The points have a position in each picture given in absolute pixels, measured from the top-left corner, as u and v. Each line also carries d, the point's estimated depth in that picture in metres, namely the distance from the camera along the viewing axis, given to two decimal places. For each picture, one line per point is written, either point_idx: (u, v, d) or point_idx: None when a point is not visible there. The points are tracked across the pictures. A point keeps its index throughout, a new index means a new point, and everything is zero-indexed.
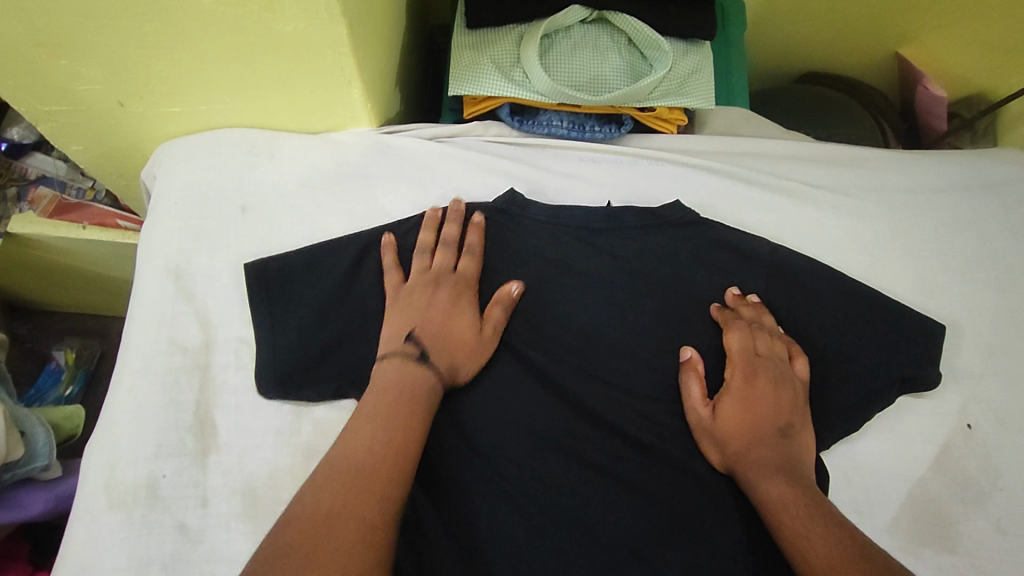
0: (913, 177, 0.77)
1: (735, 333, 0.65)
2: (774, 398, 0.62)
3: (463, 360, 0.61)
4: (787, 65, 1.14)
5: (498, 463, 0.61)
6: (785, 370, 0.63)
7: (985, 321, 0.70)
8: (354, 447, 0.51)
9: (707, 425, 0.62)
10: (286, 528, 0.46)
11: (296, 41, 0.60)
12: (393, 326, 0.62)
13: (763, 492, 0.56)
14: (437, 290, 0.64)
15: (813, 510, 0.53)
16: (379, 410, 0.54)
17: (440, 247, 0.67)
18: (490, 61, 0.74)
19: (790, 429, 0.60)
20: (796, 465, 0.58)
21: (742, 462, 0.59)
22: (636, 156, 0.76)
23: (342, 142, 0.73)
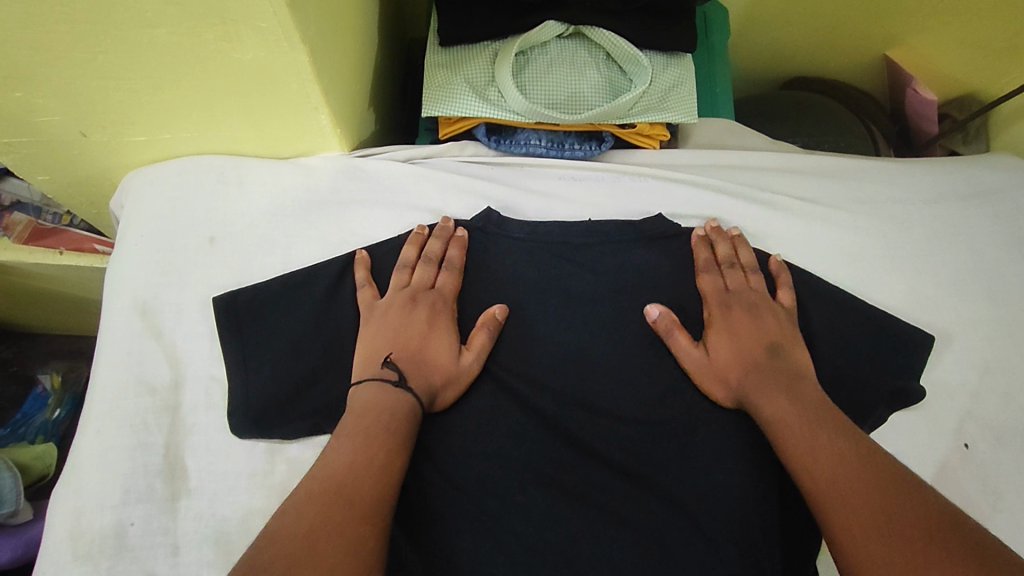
0: (903, 186, 0.75)
1: (705, 276, 0.66)
2: (755, 324, 0.63)
3: (444, 374, 0.60)
4: (774, 69, 1.12)
5: (480, 500, 0.59)
6: (761, 298, 0.65)
7: (980, 336, 0.68)
8: (340, 452, 0.51)
9: (703, 362, 0.61)
10: (267, 545, 0.44)
11: (259, 68, 0.58)
12: (372, 346, 0.60)
13: (772, 418, 0.57)
14: (416, 310, 0.62)
15: (825, 429, 0.54)
16: (363, 421, 0.54)
17: (420, 263, 0.65)
18: (464, 80, 0.72)
19: (779, 347, 0.61)
20: (795, 381, 0.59)
21: (742, 391, 0.59)
22: (616, 173, 0.73)
23: (314, 167, 0.71)
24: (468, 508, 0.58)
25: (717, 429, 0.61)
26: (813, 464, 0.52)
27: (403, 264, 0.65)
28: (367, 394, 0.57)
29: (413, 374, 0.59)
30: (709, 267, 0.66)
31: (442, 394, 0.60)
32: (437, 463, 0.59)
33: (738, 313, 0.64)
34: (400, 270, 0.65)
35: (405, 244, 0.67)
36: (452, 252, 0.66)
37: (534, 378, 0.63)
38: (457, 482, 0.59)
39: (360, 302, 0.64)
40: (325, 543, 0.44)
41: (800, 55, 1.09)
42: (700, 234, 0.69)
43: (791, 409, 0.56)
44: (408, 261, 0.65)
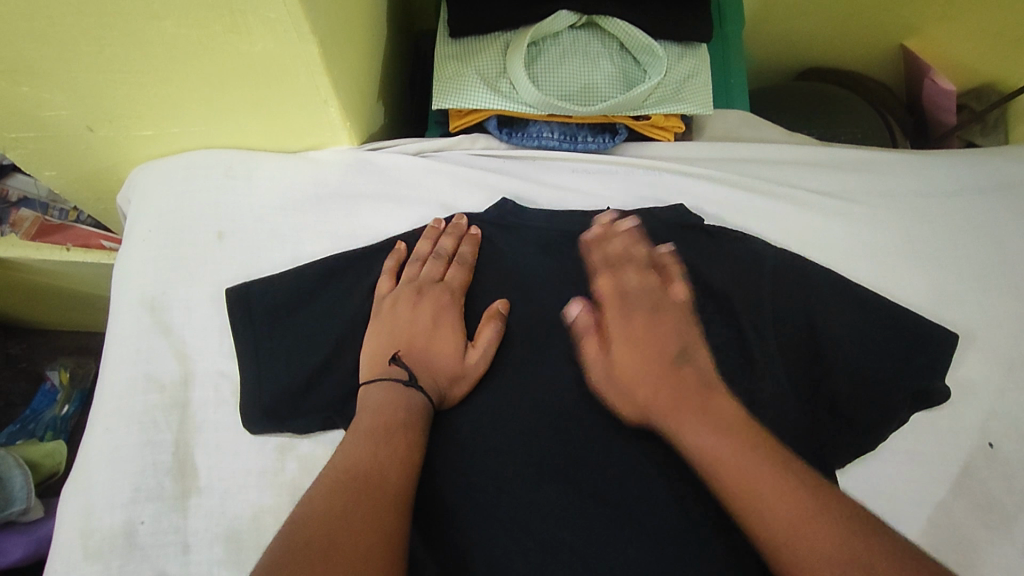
0: (925, 178, 0.73)
1: (602, 276, 0.63)
2: (637, 328, 0.61)
3: (454, 369, 0.59)
4: (788, 61, 1.11)
5: (493, 500, 0.57)
6: (658, 292, 0.63)
7: (1004, 331, 0.67)
8: (357, 443, 0.51)
9: (612, 369, 0.60)
10: (301, 529, 0.44)
11: (267, 61, 0.57)
12: (378, 346, 0.60)
13: (688, 439, 0.53)
14: (422, 304, 0.62)
15: (725, 439, 0.51)
16: (378, 415, 0.54)
17: (432, 258, 0.64)
18: (475, 72, 0.70)
19: (685, 356, 0.58)
20: (699, 397, 0.55)
21: (654, 413, 0.56)
22: (630, 165, 0.72)
23: (323, 161, 0.70)
24: (484, 507, 0.57)
25: None
26: (745, 494, 0.48)
27: (416, 257, 0.65)
28: (376, 394, 0.56)
29: (420, 371, 0.58)
30: (620, 270, 0.63)
31: (451, 392, 0.59)
32: (450, 463, 0.59)
33: (637, 325, 0.61)
34: (412, 263, 0.65)
35: (422, 237, 0.66)
36: (464, 248, 0.65)
37: (548, 375, 0.62)
38: (471, 481, 0.58)
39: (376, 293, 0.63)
40: (356, 528, 0.44)
41: (815, 45, 1.07)
42: (595, 236, 0.66)
43: (707, 436, 0.52)
44: (420, 254, 0.65)
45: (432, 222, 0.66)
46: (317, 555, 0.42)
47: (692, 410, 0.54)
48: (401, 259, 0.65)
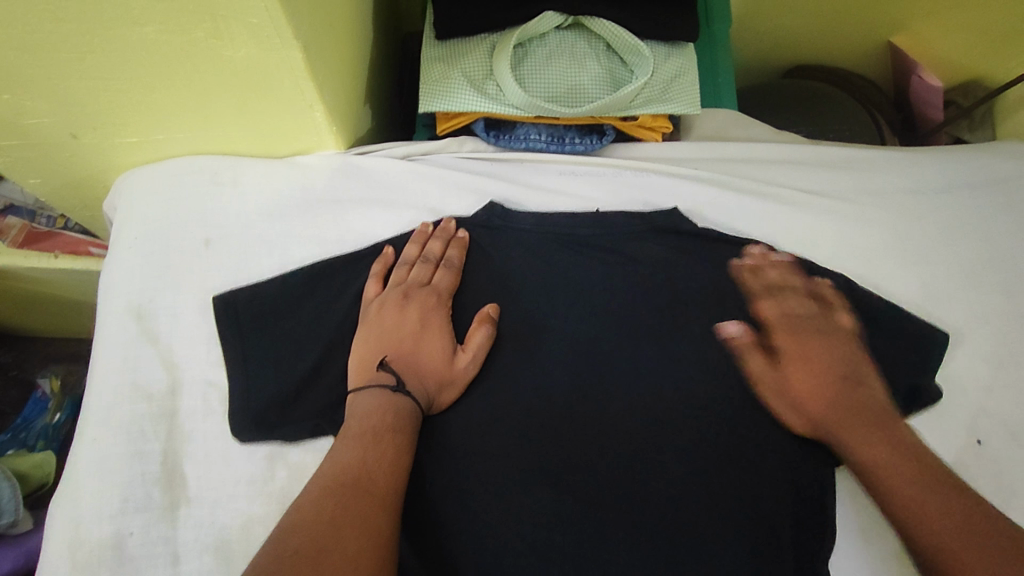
0: (918, 175, 0.72)
1: (765, 302, 0.64)
2: (831, 367, 0.61)
3: (443, 374, 0.59)
4: (776, 59, 1.11)
5: (485, 507, 0.58)
6: (823, 321, 0.63)
7: (993, 328, 0.67)
8: (346, 446, 0.51)
9: (772, 394, 0.61)
10: (290, 536, 0.43)
11: (250, 67, 0.57)
12: (365, 351, 0.59)
13: (849, 450, 0.56)
14: (410, 308, 0.61)
15: (873, 450, 0.55)
16: (366, 419, 0.54)
17: (418, 261, 0.64)
18: (461, 74, 0.70)
19: (862, 378, 0.60)
20: (885, 416, 0.57)
21: (826, 426, 0.58)
22: (618, 167, 0.71)
23: (309, 166, 0.69)
24: (473, 511, 0.58)
25: (725, 430, 0.61)
26: (901, 501, 0.51)
27: (402, 261, 0.65)
28: (364, 399, 0.56)
29: (408, 376, 0.58)
30: (767, 265, 0.66)
31: (439, 396, 0.59)
32: (438, 468, 0.59)
33: (806, 326, 0.63)
34: (399, 267, 0.64)
35: (410, 241, 0.66)
36: (452, 251, 0.65)
37: (537, 379, 0.62)
38: (462, 486, 0.58)
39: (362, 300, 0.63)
40: (345, 534, 0.44)
41: (803, 42, 1.07)
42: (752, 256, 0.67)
43: (863, 443, 0.56)
44: (407, 259, 0.65)
45: (419, 227, 0.66)
46: (307, 560, 0.42)
47: (848, 428, 0.57)
48: (387, 265, 0.65)
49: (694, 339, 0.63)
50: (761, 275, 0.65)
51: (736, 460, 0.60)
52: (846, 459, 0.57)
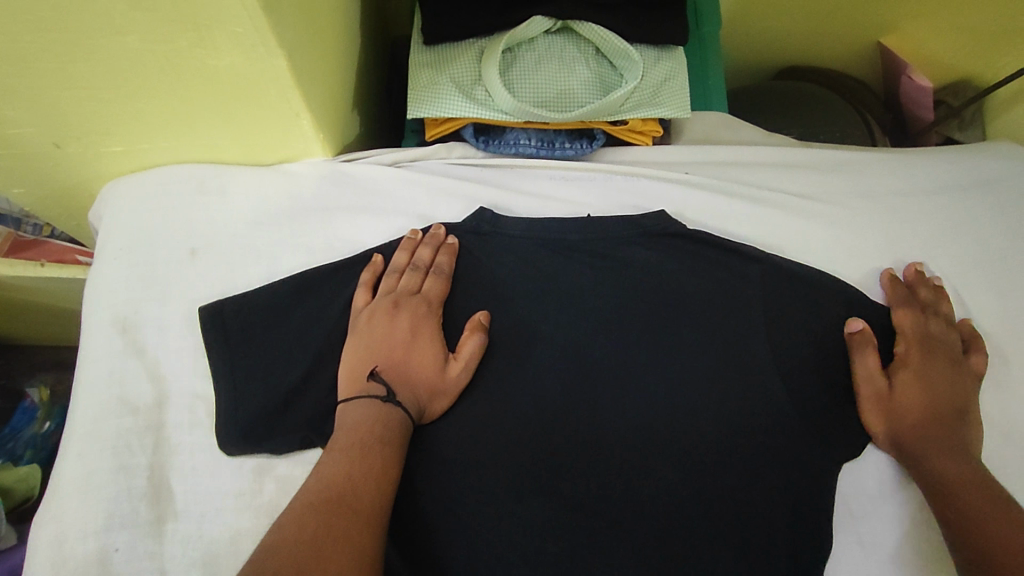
0: (910, 177, 0.72)
1: (906, 312, 0.64)
2: (936, 385, 0.61)
3: (434, 384, 0.58)
4: (766, 61, 1.11)
5: (476, 516, 0.57)
6: (958, 351, 0.64)
7: (985, 330, 0.66)
8: (332, 463, 0.50)
9: (871, 397, 0.61)
10: (271, 556, 0.42)
11: (234, 75, 0.56)
12: (355, 361, 0.58)
13: (932, 468, 0.57)
14: (400, 316, 0.60)
15: (963, 472, 0.56)
16: (355, 431, 0.53)
17: (408, 269, 0.63)
18: (449, 80, 0.69)
19: (969, 411, 0.60)
20: (965, 445, 0.58)
21: (916, 441, 0.59)
22: (608, 172, 0.71)
23: (297, 174, 0.69)
24: (465, 521, 0.57)
25: (718, 437, 0.61)
26: (976, 519, 0.52)
27: (392, 269, 0.64)
28: (354, 410, 0.55)
29: (399, 386, 0.57)
30: (922, 285, 0.66)
31: (431, 406, 0.58)
32: (429, 479, 0.58)
33: (945, 353, 0.63)
34: (388, 275, 0.63)
35: (399, 248, 0.65)
36: (441, 258, 0.64)
37: (530, 387, 0.61)
38: (453, 496, 0.58)
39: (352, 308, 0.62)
40: (328, 554, 0.43)
41: (793, 43, 1.06)
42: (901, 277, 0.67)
43: (948, 462, 0.57)
44: (396, 266, 0.64)
45: (408, 234, 0.65)
46: None
47: (941, 449, 0.58)
48: (376, 273, 0.64)
49: (686, 345, 0.63)
50: (911, 291, 0.66)
51: (729, 465, 0.60)
52: (924, 476, 0.58)
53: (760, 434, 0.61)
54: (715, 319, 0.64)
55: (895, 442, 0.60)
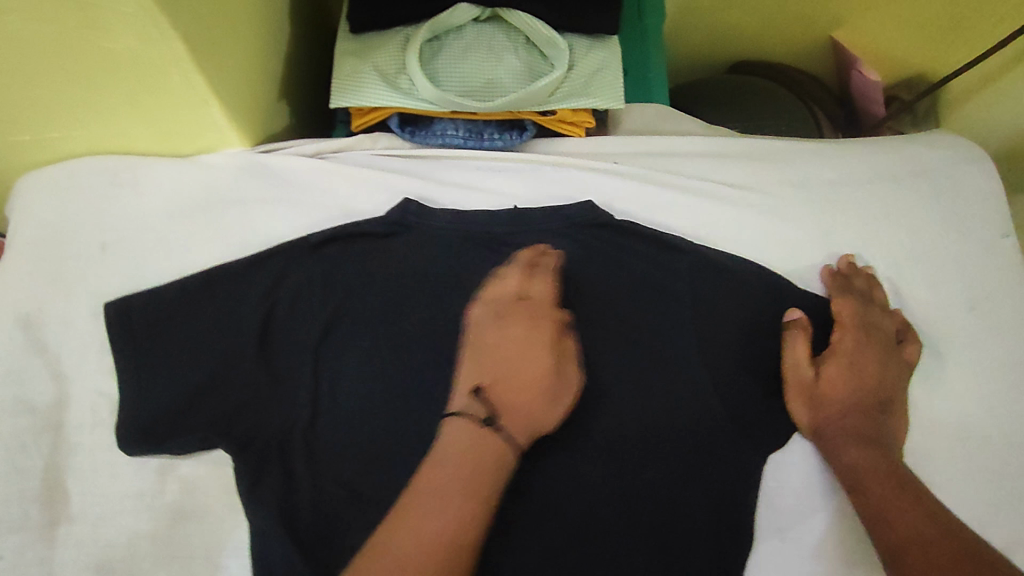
0: (847, 168, 0.70)
1: (843, 299, 0.63)
2: (860, 374, 0.60)
3: (564, 392, 0.55)
4: (716, 55, 1.09)
5: (382, 509, 0.57)
6: (893, 343, 0.62)
7: (917, 322, 0.65)
8: (425, 514, 0.44)
9: (795, 383, 0.60)
10: None
11: (130, 58, 0.54)
12: (460, 373, 0.54)
13: (847, 460, 0.56)
14: (535, 323, 0.56)
15: (874, 466, 0.54)
16: (442, 476, 0.46)
17: (509, 272, 0.59)
18: (372, 68, 0.67)
19: (893, 404, 0.60)
20: (882, 438, 0.57)
21: (835, 431, 0.58)
22: (537, 162, 0.69)
23: (212, 165, 0.66)
24: (373, 518, 0.57)
25: (641, 434, 0.58)
26: (886, 514, 0.51)
27: (498, 277, 0.59)
28: (456, 435, 0.49)
29: (510, 398, 0.52)
30: (856, 276, 0.65)
31: (544, 423, 0.54)
32: (338, 475, 0.58)
33: (878, 343, 0.61)
34: (494, 282, 0.59)
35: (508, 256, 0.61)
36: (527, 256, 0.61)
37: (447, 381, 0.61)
38: (361, 491, 0.58)
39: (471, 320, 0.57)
40: None
41: (744, 38, 1.05)
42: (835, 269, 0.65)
43: (864, 452, 0.56)
44: (509, 272, 0.59)
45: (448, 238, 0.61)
46: None
47: (856, 441, 0.57)
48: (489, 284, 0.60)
49: (609, 338, 0.61)
50: (847, 280, 0.64)
51: (652, 463, 0.58)
52: (838, 466, 0.57)
53: (685, 431, 0.59)
54: (640, 312, 0.62)
55: (816, 432, 0.59)
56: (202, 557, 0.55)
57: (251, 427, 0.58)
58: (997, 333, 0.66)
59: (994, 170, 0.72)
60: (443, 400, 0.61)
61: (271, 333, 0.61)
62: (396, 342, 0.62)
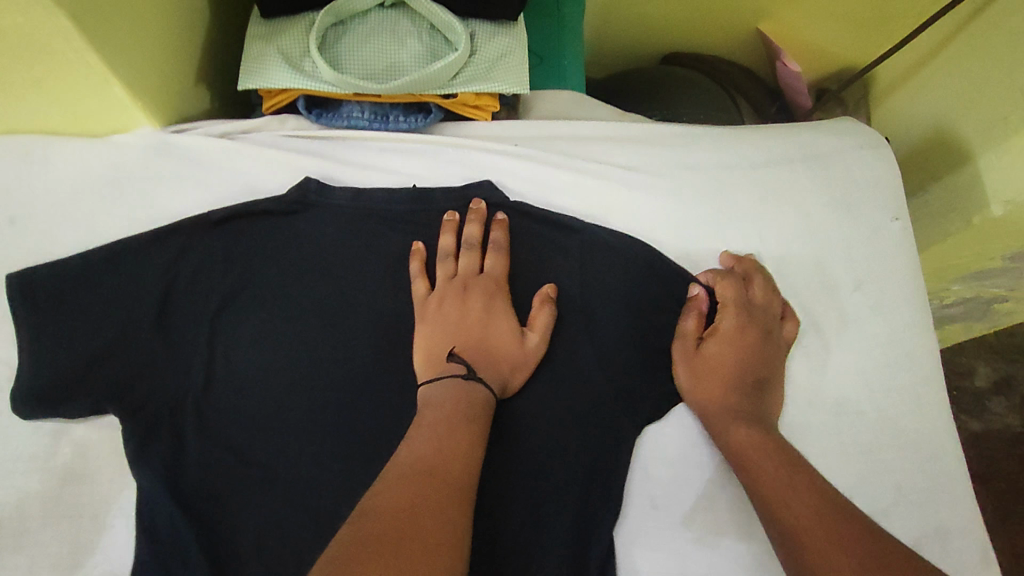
0: (742, 153, 0.73)
1: (727, 282, 0.64)
2: (741, 352, 0.62)
3: (515, 358, 0.60)
4: (650, 49, 1.12)
5: (267, 472, 0.59)
6: (774, 321, 0.65)
7: (800, 300, 0.68)
8: (421, 441, 0.52)
9: (685, 364, 0.62)
10: (365, 519, 0.44)
11: (22, 37, 0.55)
12: (432, 345, 0.59)
13: (733, 441, 0.58)
14: (472, 298, 0.61)
15: (760, 450, 0.57)
16: (432, 419, 0.53)
17: (464, 249, 0.64)
18: (277, 51, 0.69)
19: (771, 380, 0.63)
20: (763, 418, 0.60)
21: (720, 411, 0.60)
22: (439, 144, 0.71)
23: (123, 144, 0.68)
24: (259, 481, 0.59)
25: (519, 404, 0.61)
26: (772, 497, 0.54)
27: (443, 253, 0.64)
28: (441, 396, 0.55)
29: (477, 362, 0.58)
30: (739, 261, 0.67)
31: (512, 380, 0.60)
32: (226, 439, 0.60)
33: (759, 323, 0.63)
34: (442, 259, 0.63)
35: (443, 231, 0.65)
36: (494, 233, 0.64)
37: (340, 352, 0.63)
38: (248, 455, 0.60)
39: (414, 295, 0.62)
40: (424, 520, 0.45)
41: (674, 31, 1.08)
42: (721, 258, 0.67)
43: (747, 433, 0.58)
44: (448, 249, 0.64)
45: (446, 217, 0.65)
46: (391, 541, 0.43)
47: (739, 421, 0.59)
48: (424, 260, 0.64)
49: None
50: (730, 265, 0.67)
51: (529, 431, 0.60)
52: (724, 446, 0.59)
53: (562, 402, 0.61)
54: (528, 288, 0.64)
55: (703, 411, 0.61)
56: (89, 516, 0.58)
57: (145, 393, 0.60)
58: (876, 314, 0.68)
59: (890, 157, 0.74)
60: (336, 369, 0.62)
61: (169, 306, 0.63)
62: (294, 314, 0.64)
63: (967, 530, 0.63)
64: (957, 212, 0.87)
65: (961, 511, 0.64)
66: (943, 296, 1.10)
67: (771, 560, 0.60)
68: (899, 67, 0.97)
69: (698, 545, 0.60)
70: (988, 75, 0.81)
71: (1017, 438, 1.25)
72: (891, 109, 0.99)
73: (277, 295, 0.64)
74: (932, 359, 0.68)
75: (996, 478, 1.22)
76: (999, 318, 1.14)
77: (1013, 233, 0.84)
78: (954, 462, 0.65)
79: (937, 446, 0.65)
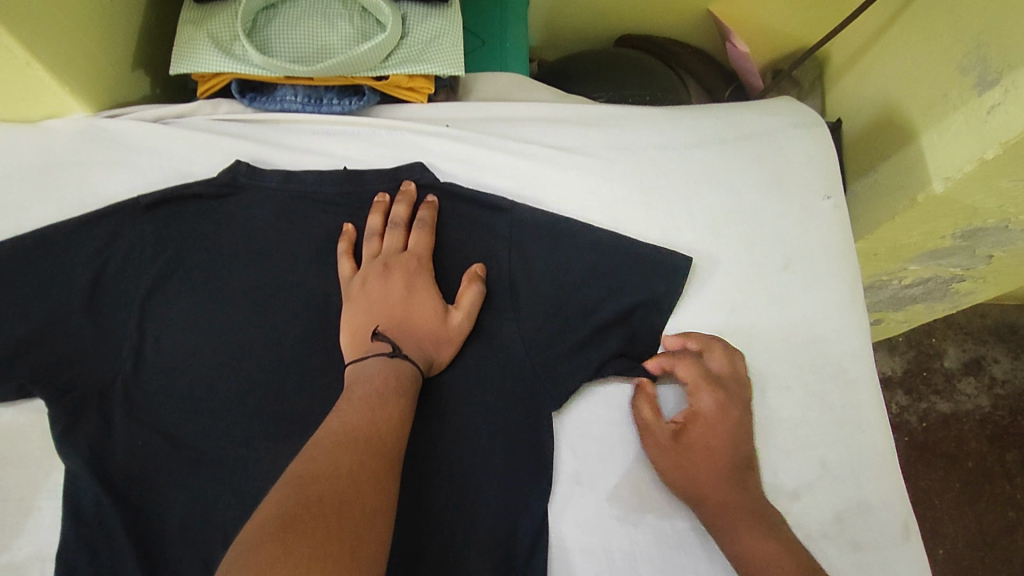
0: (674, 132, 0.73)
1: (686, 366, 0.63)
2: (722, 432, 0.61)
3: (439, 333, 0.60)
4: (607, 30, 1.13)
5: (195, 454, 0.60)
6: (740, 401, 0.63)
7: (730, 277, 0.68)
8: (350, 413, 0.51)
9: (658, 461, 0.61)
10: (304, 485, 0.44)
11: None
12: (357, 324, 0.59)
13: (737, 549, 0.57)
14: (393, 276, 0.62)
15: (758, 533, 0.57)
16: (361, 392, 0.53)
17: (389, 230, 0.64)
18: (207, 35, 0.70)
19: (751, 462, 0.61)
20: (763, 507, 0.59)
21: (708, 499, 0.59)
22: (373, 127, 0.72)
23: (53, 130, 0.68)
24: (187, 463, 0.59)
25: (442, 382, 0.61)
26: None
27: (369, 233, 0.65)
28: (369, 372, 0.55)
29: (401, 338, 0.58)
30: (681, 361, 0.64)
31: (438, 353, 0.60)
32: (156, 422, 0.61)
33: (721, 410, 0.62)
34: (367, 240, 0.64)
35: (371, 212, 0.66)
36: (421, 213, 0.65)
37: (267, 334, 0.63)
38: (176, 438, 0.60)
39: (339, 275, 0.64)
40: (362, 487, 0.45)
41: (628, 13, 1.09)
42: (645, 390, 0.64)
43: (743, 527, 0.57)
44: (374, 229, 0.65)
45: (377, 199, 0.66)
46: (332, 507, 0.43)
47: (745, 517, 0.58)
48: (352, 242, 0.65)
49: None
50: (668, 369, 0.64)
51: (454, 412, 0.61)
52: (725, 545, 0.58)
53: (485, 379, 0.61)
54: (456, 271, 0.65)
55: (700, 506, 0.60)
56: (16, 499, 0.60)
57: (74, 377, 0.60)
58: (804, 289, 0.69)
59: (825, 135, 0.75)
60: (262, 352, 0.62)
61: (100, 289, 0.63)
62: (222, 298, 0.64)
63: (892, 502, 0.64)
64: (902, 190, 0.81)
65: (884, 485, 0.64)
66: (901, 277, 0.99)
67: (695, 535, 0.61)
68: (848, 47, 0.97)
69: (622, 522, 0.61)
70: (930, 49, 0.80)
71: (985, 419, 1.23)
72: (842, 90, 0.98)
73: (204, 279, 0.64)
74: (861, 335, 0.68)
75: (964, 460, 1.20)
76: (961, 297, 1.04)
77: (957, 210, 0.77)
78: (881, 437, 0.65)
79: (865, 421, 0.65)
